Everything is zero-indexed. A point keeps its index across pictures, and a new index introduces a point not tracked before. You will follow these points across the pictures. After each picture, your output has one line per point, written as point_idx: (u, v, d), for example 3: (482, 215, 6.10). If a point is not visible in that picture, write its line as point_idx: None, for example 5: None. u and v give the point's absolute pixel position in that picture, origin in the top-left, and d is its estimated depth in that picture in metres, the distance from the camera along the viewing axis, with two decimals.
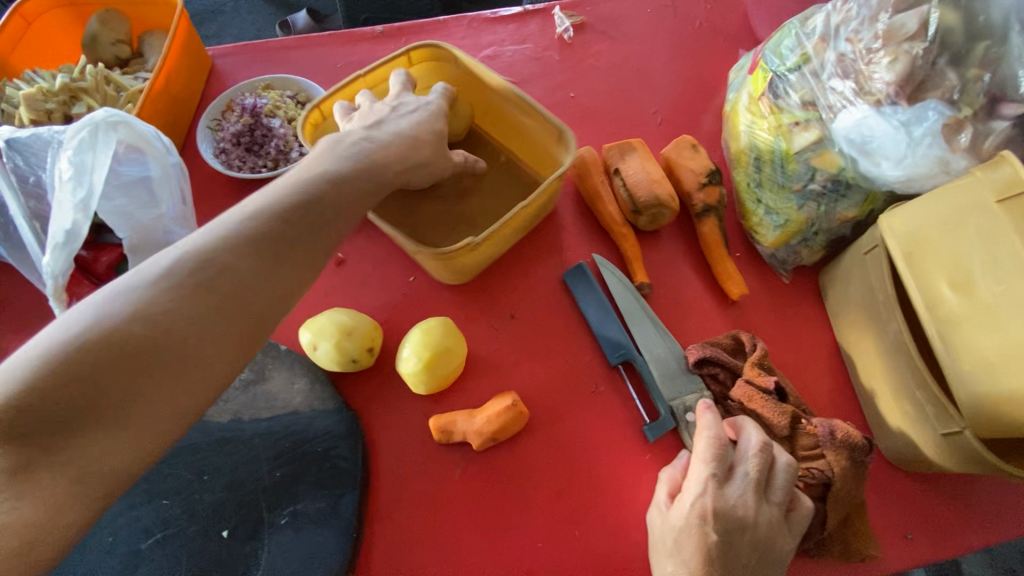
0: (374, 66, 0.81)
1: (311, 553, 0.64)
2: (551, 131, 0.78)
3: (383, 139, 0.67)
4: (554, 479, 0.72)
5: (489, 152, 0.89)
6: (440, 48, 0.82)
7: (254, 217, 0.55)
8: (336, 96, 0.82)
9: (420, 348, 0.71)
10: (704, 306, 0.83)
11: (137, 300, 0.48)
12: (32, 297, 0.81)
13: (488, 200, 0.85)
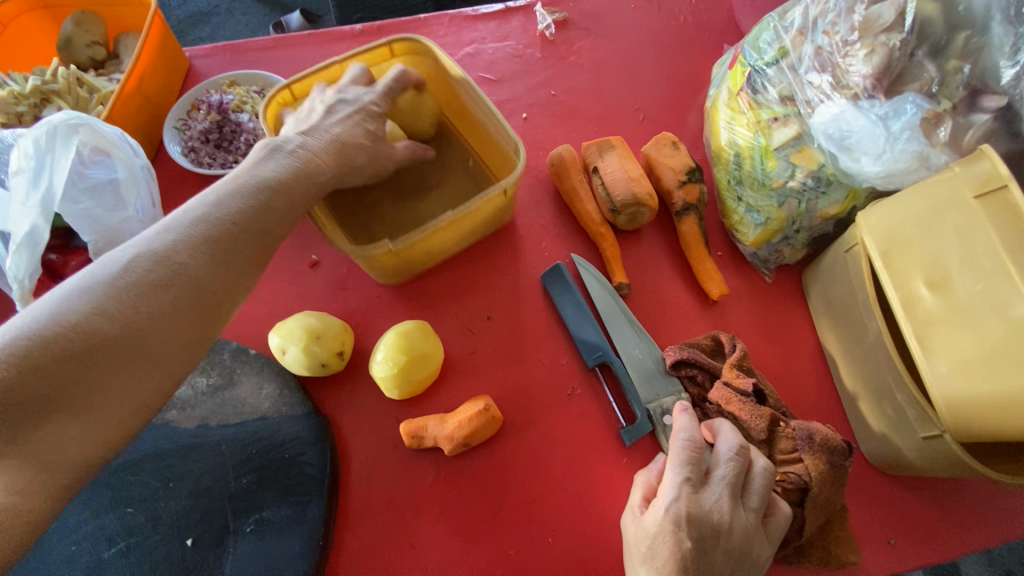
0: (348, 56, 0.80)
1: (276, 562, 0.63)
2: (508, 137, 0.75)
3: (320, 148, 0.65)
4: (529, 484, 0.70)
5: (457, 152, 0.87)
6: (418, 42, 0.80)
7: (201, 219, 0.55)
8: (308, 81, 0.80)
9: (393, 352, 0.70)
10: (685, 307, 0.81)
11: (89, 297, 0.48)
12: (3, 301, 0.80)
13: (442, 201, 0.84)
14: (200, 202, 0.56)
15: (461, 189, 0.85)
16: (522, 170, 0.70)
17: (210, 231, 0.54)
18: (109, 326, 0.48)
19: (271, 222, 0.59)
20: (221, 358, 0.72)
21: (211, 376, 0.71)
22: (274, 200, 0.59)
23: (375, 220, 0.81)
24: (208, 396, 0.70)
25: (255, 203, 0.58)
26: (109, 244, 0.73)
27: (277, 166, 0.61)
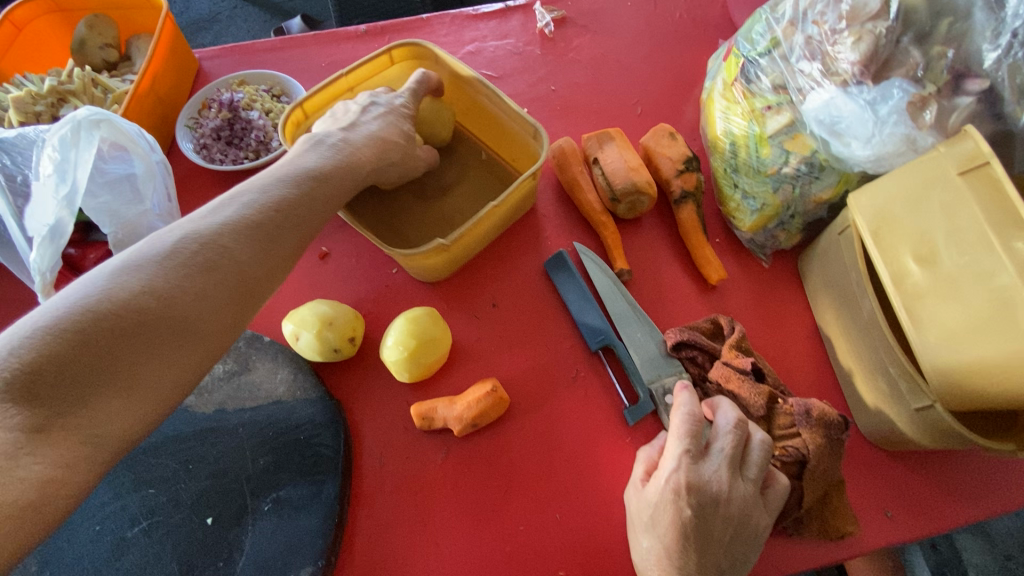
0: (351, 66, 0.82)
1: (293, 539, 0.65)
2: (529, 126, 0.79)
3: (358, 139, 0.70)
4: (535, 464, 0.73)
5: (469, 149, 0.91)
6: (421, 45, 0.84)
7: (245, 206, 0.58)
8: (318, 96, 0.83)
9: (403, 337, 0.72)
10: (684, 292, 0.84)
11: (138, 274, 0.50)
12: (24, 295, 0.83)
13: (468, 200, 0.87)
14: (247, 190, 0.60)
15: (481, 184, 0.88)
16: (549, 151, 0.74)
17: (260, 215, 0.58)
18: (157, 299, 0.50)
19: (321, 209, 0.64)
20: (236, 345, 0.74)
21: (227, 362, 0.73)
22: (325, 186, 0.64)
23: (406, 226, 0.84)
24: (224, 381, 0.73)
25: (304, 187, 0.62)
26: (127, 236, 0.76)
27: (323, 156, 0.66)
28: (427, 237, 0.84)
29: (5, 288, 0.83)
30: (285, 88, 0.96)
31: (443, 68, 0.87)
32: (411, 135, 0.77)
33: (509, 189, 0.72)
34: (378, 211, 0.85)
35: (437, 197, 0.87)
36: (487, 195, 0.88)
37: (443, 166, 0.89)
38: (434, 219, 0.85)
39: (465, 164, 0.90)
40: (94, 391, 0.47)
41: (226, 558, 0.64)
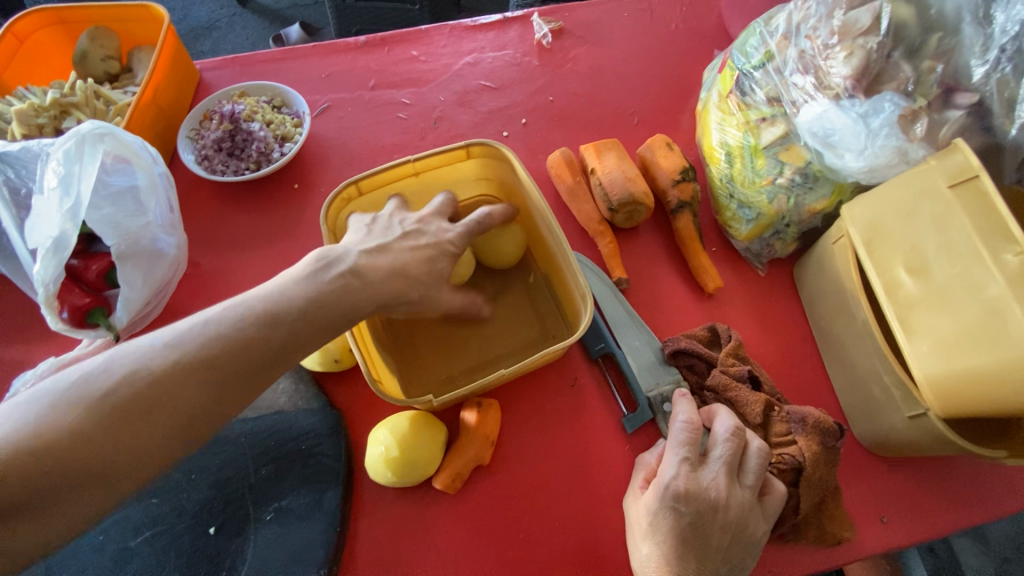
0: (421, 155, 0.78)
1: (295, 548, 0.65)
2: (576, 281, 0.72)
3: (368, 271, 0.59)
4: (535, 472, 0.73)
5: (521, 265, 0.86)
6: (495, 146, 0.79)
7: (208, 339, 0.51)
8: (376, 177, 0.79)
9: (390, 448, 0.67)
10: (682, 301, 0.85)
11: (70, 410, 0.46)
12: (27, 306, 0.84)
13: (499, 326, 0.83)
14: (222, 313, 0.52)
15: (516, 308, 0.84)
16: (588, 328, 0.66)
17: (221, 353, 0.51)
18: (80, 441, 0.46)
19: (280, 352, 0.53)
20: None
21: None
22: (288, 317, 0.54)
23: (421, 339, 0.81)
24: None
25: (268, 327, 0.53)
26: (130, 247, 0.75)
27: (327, 278, 0.57)
28: (438, 359, 0.80)
29: (8, 300, 0.84)
30: (285, 99, 0.98)
31: (509, 171, 0.82)
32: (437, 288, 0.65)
33: (526, 359, 0.65)
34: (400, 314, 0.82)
35: None
36: (519, 325, 0.83)
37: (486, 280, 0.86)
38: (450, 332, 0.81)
39: (511, 285, 0.86)
40: (0, 529, 0.44)
41: (228, 568, 0.65)
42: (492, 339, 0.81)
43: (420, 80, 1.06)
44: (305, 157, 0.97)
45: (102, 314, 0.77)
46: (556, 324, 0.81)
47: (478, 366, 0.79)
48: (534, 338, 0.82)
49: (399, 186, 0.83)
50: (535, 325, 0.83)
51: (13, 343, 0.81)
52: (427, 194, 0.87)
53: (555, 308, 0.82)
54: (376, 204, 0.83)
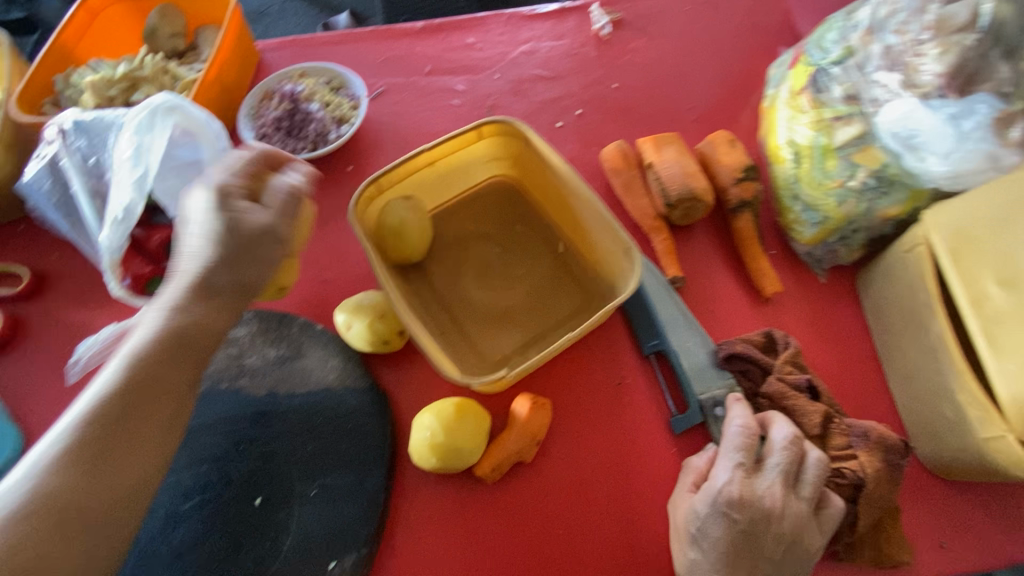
0: (435, 142, 0.79)
1: (340, 524, 0.66)
2: (619, 241, 0.72)
3: (192, 258, 0.61)
4: (578, 468, 0.72)
5: (547, 240, 0.86)
6: (510, 123, 0.81)
7: (141, 353, 0.57)
8: (396, 171, 0.80)
9: (436, 433, 0.66)
10: (737, 303, 0.82)
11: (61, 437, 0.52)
12: (91, 271, 0.87)
13: (539, 300, 0.82)
14: (129, 345, 0.58)
15: (553, 276, 0.83)
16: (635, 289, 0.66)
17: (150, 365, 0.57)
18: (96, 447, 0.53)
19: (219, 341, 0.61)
20: (290, 332, 0.76)
21: (281, 348, 0.75)
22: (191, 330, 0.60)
23: (462, 322, 0.80)
24: (277, 366, 0.74)
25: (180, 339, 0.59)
26: None
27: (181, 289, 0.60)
28: (486, 336, 0.79)
29: (73, 264, 0.87)
30: (343, 82, 0.98)
31: (526, 147, 0.83)
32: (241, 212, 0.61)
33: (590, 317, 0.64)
34: (434, 301, 0.82)
35: (502, 293, 0.82)
36: (561, 296, 0.82)
37: (517, 260, 0.85)
38: (494, 311, 0.81)
39: (542, 260, 0.85)
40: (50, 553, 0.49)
41: (272, 539, 0.65)
42: (539, 312, 0.81)
43: (475, 68, 1.06)
44: (360, 140, 0.98)
45: (161, 283, 0.81)
46: (599, 291, 0.81)
47: (530, 341, 0.79)
48: (578, 305, 0.81)
49: (419, 177, 0.84)
50: (576, 293, 0.82)
51: (74, 305, 0.85)
52: (444, 185, 0.88)
53: (598, 274, 0.82)
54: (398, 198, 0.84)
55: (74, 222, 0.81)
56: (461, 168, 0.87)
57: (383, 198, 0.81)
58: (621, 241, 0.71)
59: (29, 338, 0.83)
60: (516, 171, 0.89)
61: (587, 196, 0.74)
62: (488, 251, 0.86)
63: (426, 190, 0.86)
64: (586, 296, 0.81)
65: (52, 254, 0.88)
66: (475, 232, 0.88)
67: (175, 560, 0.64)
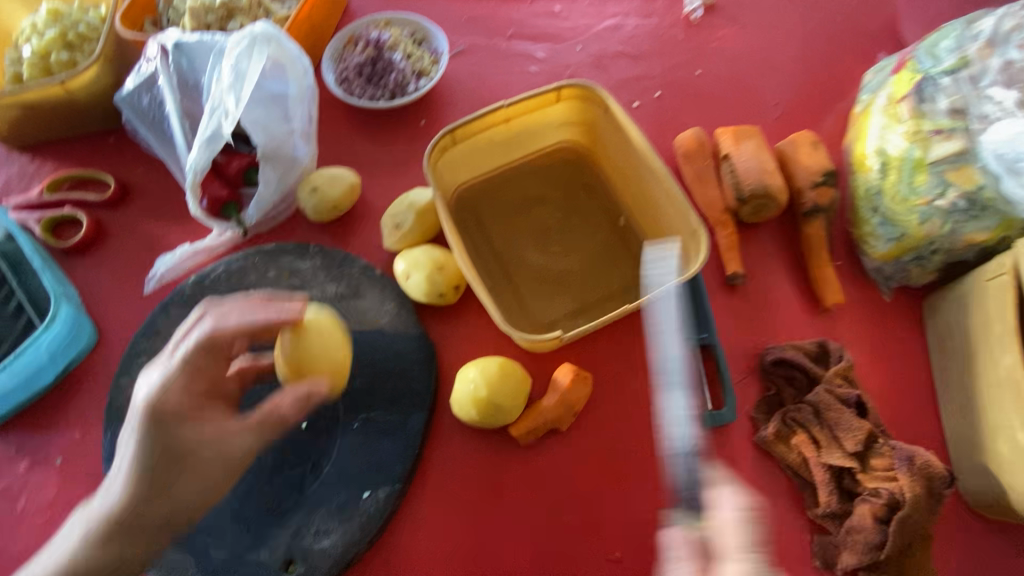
0: (516, 98, 0.79)
1: (376, 459, 0.68)
2: (688, 219, 0.72)
3: (182, 358, 0.59)
4: (608, 444, 0.72)
5: (608, 210, 0.87)
6: (592, 88, 0.80)
7: (154, 400, 0.57)
8: (474, 124, 0.80)
9: (481, 383, 0.68)
10: (793, 309, 0.80)
11: (118, 489, 0.58)
12: (171, 188, 0.91)
13: (592, 269, 0.83)
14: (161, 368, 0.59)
15: (611, 247, 0.84)
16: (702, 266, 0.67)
17: (155, 425, 0.57)
18: (148, 486, 0.57)
19: (223, 475, 0.59)
20: (350, 272, 0.79)
21: (340, 286, 0.78)
22: (183, 430, 0.58)
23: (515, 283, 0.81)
24: (335, 303, 0.77)
25: (168, 416, 0.57)
26: (272, 149, 0.79)
27: (166, 385, 0.58)
28: (539, 300, 0.81)
29: (156, 179, 0.92)
30: (427, 36, 0.98)
31: (605, 115, 0.82)
32: (270, 409, 0.60)
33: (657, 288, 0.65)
34: (490, 258, 0.83)
35: (558, 258, 0.83)
36: (615, 267, 0.83)
37: (576, 227, 0.86)
38: (547, 276, 0.82)
39: (601, 230, 0.85)
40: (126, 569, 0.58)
41: (313, 462, 0.68)
42: (593, 281, 0.82)
43: (558, 37, 1.05)
44: (435, 94, 0.99)
45: (235, 210, 0.84)
46: None
47: (579, 309, 0.80)
48: (631, 279, 0.81)
49: (492, 134, 0.84)
50: (631, 266, 0.82)
51: (151, 219, 0.89)
52: (515, 144, 0.88)
53: None
54: (470, 152, 0.84)
55: (164, 139, 0.86)
56: (533, 129, 0.87)
57: (456, 148, 0.81)
58: (689, 221, 0.72)
59: (107, 242, 0.88)
60: (588, 139, 0.89)
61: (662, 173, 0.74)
62: (547, 216, 0.87)
63: (496, 147, 0.86)
64: (640, 270, 0.82)
65: (138, 168, 0.93)
66: (537, 196, 0.88)
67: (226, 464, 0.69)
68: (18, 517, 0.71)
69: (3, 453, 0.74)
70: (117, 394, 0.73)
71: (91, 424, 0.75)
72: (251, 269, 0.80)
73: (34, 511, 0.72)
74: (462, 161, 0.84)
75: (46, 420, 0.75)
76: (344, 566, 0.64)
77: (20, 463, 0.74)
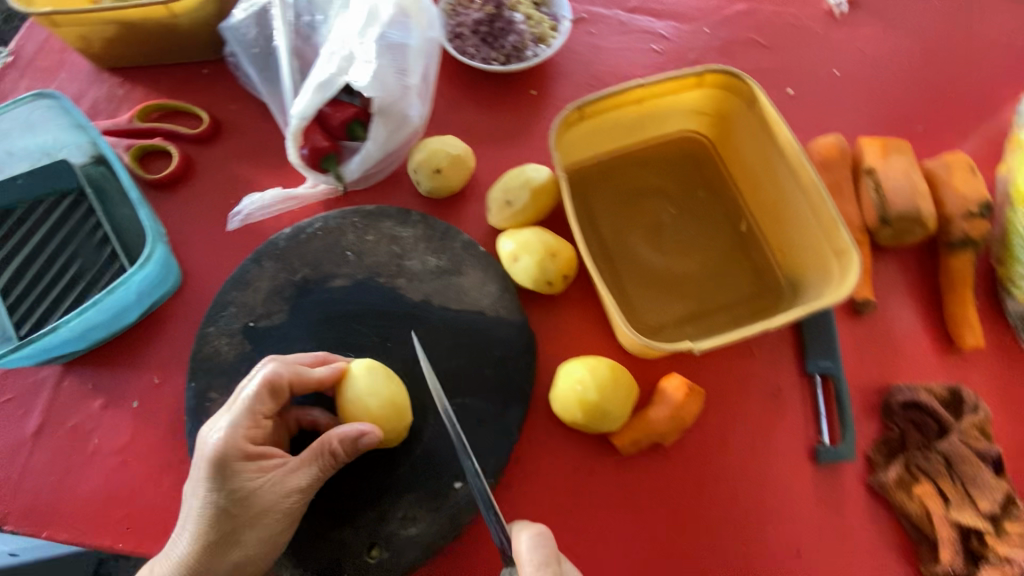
0: (658, 78, 0.72)
1: (470, 448, 0.64)
2: (837, 237, 0.66)
3: (247, 401, 0.56)
4: (711, 465, 0.67)
5: (729, 213, 0.80)
6: (742, 76, 0.72)
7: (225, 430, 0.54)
8: (606, 100, 0.73)
9: (592, 386, 0.63)
10: (923, 346, 0.74)
11: (194, 504, 0.54)
12: (264, 131, 0.86)
13: (707, 274, 0.77)
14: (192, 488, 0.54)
15: (730, 253, 0.78)
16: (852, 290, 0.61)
17: (218, 473, 0.53)
18: (220, 536, 0.53)
19: (278, 519, 0.55)
20: (453, 246, 0.74)
21: (441, 260, 0.73)
22: (248, 476, 0.54)
23: (624, 279, 0.76)
24: (434, 277, 0.73)
25: (234, 462, 0.53)
26: (387, 104, 0.74)
27: (229, 433, 0.54)
28: (648, 301, 0.75)
29: (249, 119, 0.87)
30: None
31: (748, 108, 0.75)
32: (323, 439, 0.57)
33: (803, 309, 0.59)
34: (599, 248, 0.77)
35: (672, 258, 0.78)
36: (732, 276, 0.77)
37: (693, 227, 0.80)
38: (659, 276, 0.76)
39: (720, 234, 0.79)
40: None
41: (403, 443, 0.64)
42: (708, 289, 0.76)
43: (685, 16, 0.96)
44: (548, 63, 0.92)
45: (335, 163, 0.79)
46: (775, 282, 0.76)
47: (691, 316, 0.74)
48: (749, 291, 0.76)
49: (620, 113, 0.77)
50: (751, 277, 0.76)
51: (242, 161, 0.85)
52: (638, 127, 0.81)
53: (777, 264, 0.76)
54: (593, 131, 0.77)
55: (268, 77, 0.81)
56: (661, 114, 0.80)
57: (581, 125, 0.75)
58: (838, 239, 0.65)
59: (195, 181, 0.83)
60: (717, 131, 0.82)
61: (814, 182, 0.67)
62: (663, 210, 0.81)
63: (620, 129, 0.79)
64: (761, 282, 0.76)
65: (231, 105, 0.88)
66: (654, 187, 0.82)
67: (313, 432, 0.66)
68: (88, 458, 0.68)
69: (79, 388, 0.71)
70: (202, 344, 0.69)
71: (172, 370, 0.72)
72: (349, 229, 0.75)
73: (104, 453, 0.68)
74: (582, 140, 0.78)
75: (124, 359, 0.72)
76: (430, 557, 0.60)
77: (94, 401, 0.70)
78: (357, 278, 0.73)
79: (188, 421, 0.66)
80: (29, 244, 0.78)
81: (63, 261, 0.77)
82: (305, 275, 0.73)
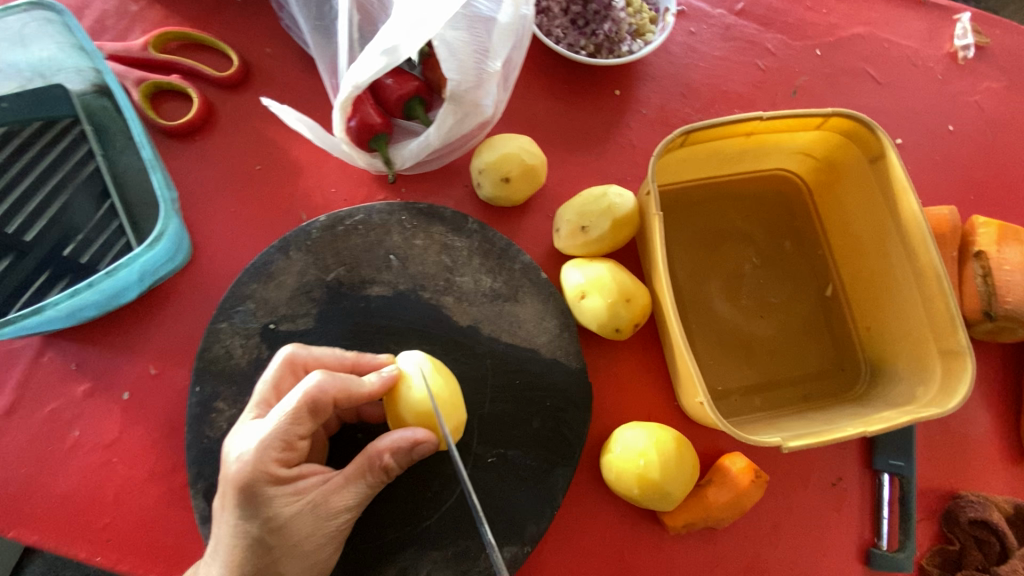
0: (781, 114, 0.60)
1: (508, 507, 0.58)
2: (947, 337, 0.58)
3: (281, 417, 0.47)
4: (758, 555, 0.62)
5: (815, 272, 0.73)
6: (873, 128, 0.61)
7: (258, 451, 0.46)
8: (713, 129, 0.62)
9: (650, 460, 0.56)
10: (994, 455, 0.68)
11: (228, 527, 0.46)
12: (304, 89, 0.73)
13: (783, 339, 0.70)
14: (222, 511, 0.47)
15: (811, 318, 0.71)
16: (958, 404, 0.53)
17: (253, 501, 0.46)
18: (256, 569, 0.46)
19: (323, 543, 0.48)
20: (511, 268, 0.64)
21: (497, 283, 0.64)
22: (283, 503, 0.46)
23: (694, 332, 0.68)
24: (487, 301, 0.63)
25: (268, 488, 0.46)
26: (461, 90, 0.61)
27: (259, 456, 0.46)
28: (716, 362, 0.68)
29: (286, 70, 0.73)
30: None
31: (869, 164, 0.64)
32: (372, 452, 0.49)
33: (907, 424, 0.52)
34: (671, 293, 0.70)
35: (749, 316, 0.70)
36: (810, 346, 0.70)
37: (776, 283, 0.72)
38: (733, 335, 0.69)
39: (803, 295, 0.72)
40: None
41: (433, 493, 0.57)
42: (782, 356, 0.69)
43: (797, 31, 0.84)
44: (639, 61, 0.79)
45: (384, 144, 0.66)
46: (854, 360, 0.69)
47: (760, 385, 0.67)
48: (825, 366, 0.69)
49: (721, 144, 0.66)
50: (828, 349, 0.70)
51: (273, 120, 0.72)
52: (734, 159, 0.70)
53: (858, 340, 0.70)
54: (686, 158, 0.67)
55: (319, 26, 0.68)
56: (766, 149, 0.70)
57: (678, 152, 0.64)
58: (949, 341, 0.57)
59: (216, 135, 0.71)
60: (820, 178, 0.72)
61: (935, 271, 0.58)
62: (744, 259, 0.72)
63: (716, 160, 0.69)
64: (837, 356, 0.70)
65: (266, 49, 0.74)
66: (739, 229, 0.73)
67: (336, 445, 0.58)
68: (66, 451, 0.59)
69: (61, 367, 0.61)
70: (211, 342, 0.59)
71: (174, 363, 0.62)
72: (394, 229, 0.64)
73: (87, 449, 0.60)
74: (673, 166, 0.67)
75: (117, 341, 0.62)
76: None
77: (78, 386, 0.61)
78: (398, 289, 0.63)
79: (188, 431, 0.57)
80: (9, 187, 0.64)
81: (45, 211, 0.63)
82: (339, 276, 0.62)
